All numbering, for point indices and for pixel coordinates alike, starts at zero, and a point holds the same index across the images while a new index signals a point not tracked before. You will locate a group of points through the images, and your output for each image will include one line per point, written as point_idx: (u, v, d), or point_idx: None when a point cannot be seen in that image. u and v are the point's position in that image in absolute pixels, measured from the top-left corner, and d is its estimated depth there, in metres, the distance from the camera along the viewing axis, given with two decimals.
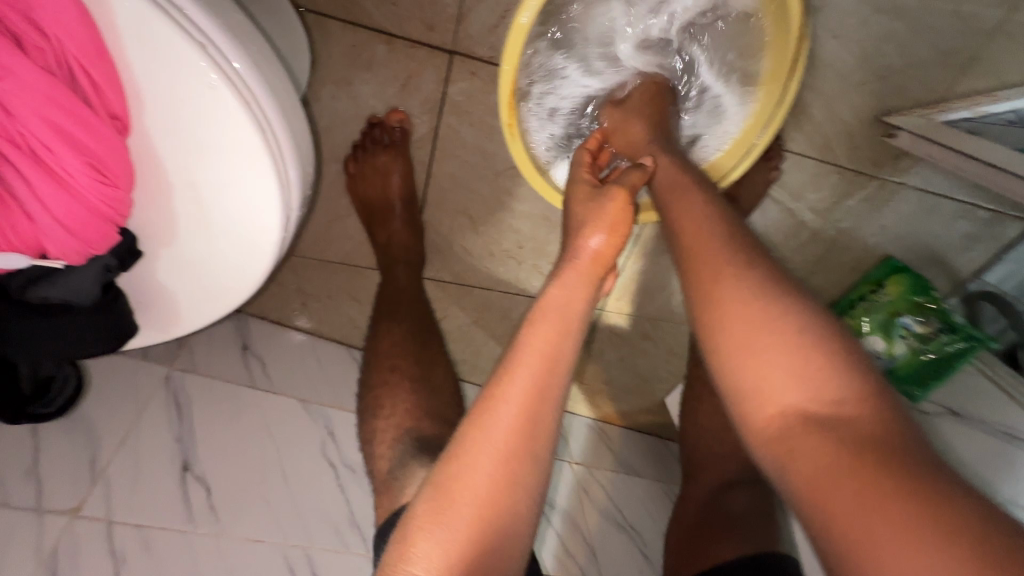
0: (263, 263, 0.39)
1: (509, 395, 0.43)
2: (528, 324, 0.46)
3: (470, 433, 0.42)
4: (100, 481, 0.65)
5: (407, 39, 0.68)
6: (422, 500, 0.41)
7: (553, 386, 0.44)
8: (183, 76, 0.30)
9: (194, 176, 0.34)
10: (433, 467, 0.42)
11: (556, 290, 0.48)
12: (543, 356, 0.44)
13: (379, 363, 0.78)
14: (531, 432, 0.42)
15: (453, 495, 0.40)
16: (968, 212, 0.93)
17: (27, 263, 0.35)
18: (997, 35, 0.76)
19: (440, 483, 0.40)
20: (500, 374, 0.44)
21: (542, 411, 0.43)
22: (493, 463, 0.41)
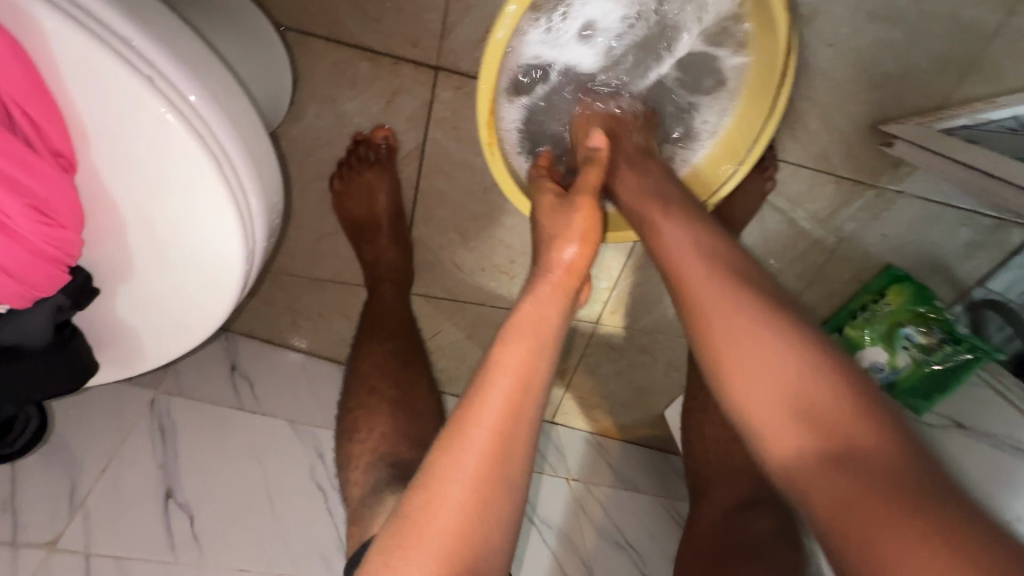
0: (228, 296, 0.37)
1: (484, 419, 0.40)
2: (499, 342, 0.44)
3: (443, 459, 0.40)
4: (79, 511, 0.64)
5: (391, 56, 0.67)
6: (389, 535, 0.38)
7: (531, 408, 0.42)
8: (130, 110, 0.29)
9: (149, 211, 0.33)
10: (402, 497, 0.40)
11: (529, 306, 0.46)
12: (520, 377, 0.42)
13: (359, 379, 0.78)
14: (509, 463, 0.40)
15: (422, 529, 0.37)
16: (971, 219, 0.91)
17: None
18: (997, 40, 0.74)
19: (408, 518, 0.38)
20: (471, 395, 0.42)
21: (519, 435, 0.41)
22: (468, 494, 0.38)
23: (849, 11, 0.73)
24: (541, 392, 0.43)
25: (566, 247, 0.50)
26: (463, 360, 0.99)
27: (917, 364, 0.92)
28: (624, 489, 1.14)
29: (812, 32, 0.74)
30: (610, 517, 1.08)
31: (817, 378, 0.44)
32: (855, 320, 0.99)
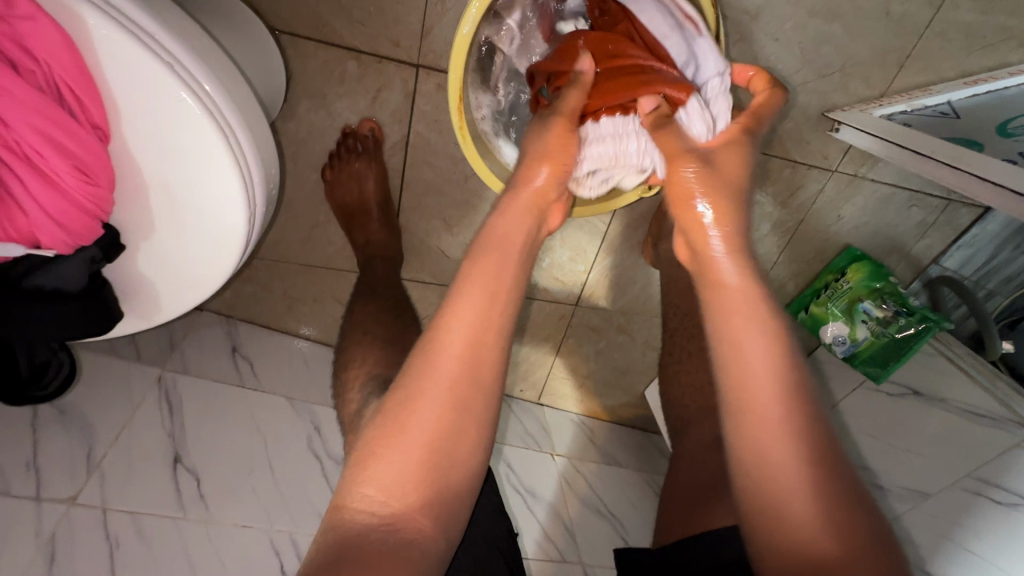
0: (234, 252, 0.43)
1: (454, 328, 0.47)
2: (470, 258, 0.51)
3: (420, 362, 0.46)
4: (95, 472, 0.69)
5: (375, 55, 0.74)
6: (375, 427, 0.45)
7: (497, 321, 0.48)
8: (155, 91, 0.36)
9: (167, 177, 0.39)
10: (385, 399, 0.46)
11: (498, 220, 0.53)
12: (487, 293, 0.48)
13: (352, 327, 0.80)
14: (478, 372, 0.46)
15: (403, 421, 0.44)
16: (920, 200, 0.98)
17: (24, 251, 0.39)
18: (929, 33, 0.82)
19: (392, 412, 0.45)
20: (445, 308, 0.48)
21: (487, 343, 0.47)
22: (442, 392, 0.45)
23: (792, 8, 0.80)
24: (507, 309, 0.49)
25: (539, 170, 0.57)
26: None
27: (876, 336, 0.98)
28: (609, 465, 1.20)
29: (760, 29, 0.81)
30: (595, 490, 1.14)
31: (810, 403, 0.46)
32: (819, 298, 1.05)
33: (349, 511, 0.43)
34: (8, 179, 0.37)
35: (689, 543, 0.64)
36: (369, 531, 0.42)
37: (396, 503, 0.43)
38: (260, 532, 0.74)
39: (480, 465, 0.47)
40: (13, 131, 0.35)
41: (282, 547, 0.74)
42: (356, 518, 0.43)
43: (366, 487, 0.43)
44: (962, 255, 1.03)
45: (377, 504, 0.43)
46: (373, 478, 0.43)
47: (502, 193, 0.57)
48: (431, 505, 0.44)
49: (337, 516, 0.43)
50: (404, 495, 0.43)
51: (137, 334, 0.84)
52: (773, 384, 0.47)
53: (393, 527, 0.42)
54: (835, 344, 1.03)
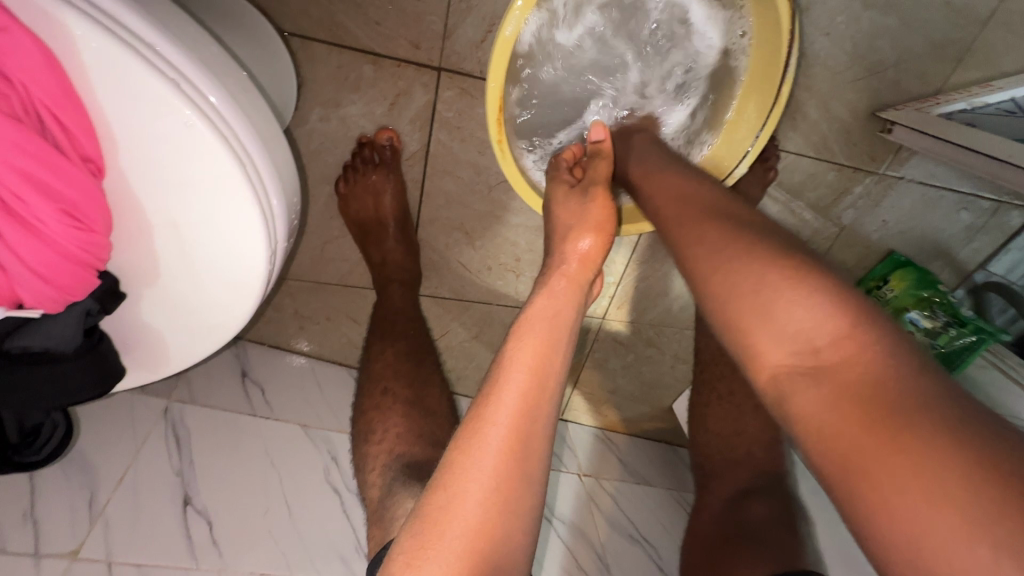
0: (251, 297, 0.38)
1: (500, 417, 0.42)
2: (515, 334, 0.48)
3: (460, 456, 0.41)
4: (99, 521, 0.63)
5: (394, 57, 0.67)
6: (410, 533, 0.40)
7: (545, 406, 0.44)
8: (159, 115, 0.30)
9: (174, 215, 0.34)
10: (420, 499, 0.41)
11: (544, 299, 0.50)
12: (530, 381, 0.44)
13: (371, 381, 0.79)
14: (524, 460, 0.42)
15: (444, 523, 0.39)
16: (970, 203, 0.92)
17: (4, 314, 0.33)
18: (991, 24, 0.75)
19: (429, 513, 0.40)
20: (488, 392, 0.44)
21: (534, 432, 0.43)
22: (487, 489, 0.40)
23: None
24: (554, 390, 0.45)
25: (582, 238, 0.56)
26: (472, 359, 1.00)
27: (924, 349, 0.91)
28: (635, 482, 1.14)
29: (809, 21, 0.75)
30: (623, 511, 1.09)
31: (825, 316, 0.39)
32: None
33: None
34: None
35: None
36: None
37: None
38: None
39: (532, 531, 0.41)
40: None
41: None
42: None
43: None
44: (1012, 259, 0.96)
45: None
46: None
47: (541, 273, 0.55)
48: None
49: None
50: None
51: None
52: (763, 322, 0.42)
53: None
54: None
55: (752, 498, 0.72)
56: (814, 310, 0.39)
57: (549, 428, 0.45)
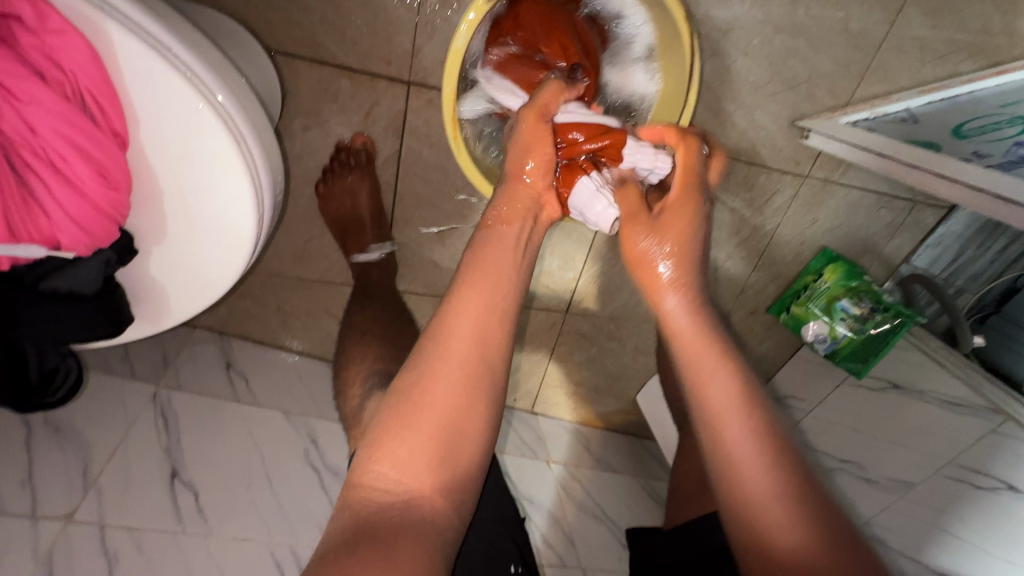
0: (242, 257, 0.45)
1: (464, 311, 0.50)
2: (479, 241, 0.55)
3: (432, 344, 0.49)
4: (92, 488, 0.68)
5: (368, 72, 0.77)
6: (389, 406, 0.48)
7: (504, 306, 0.52)
8: (174, 102, 0.38)
9: (181, 183, 0.41)
10: (398, 379, 0.49)
11: (497, 211, 0.57)
12: (492, 283, 0.52)
13: (352, 329, 0.82)
14: (485, 350, 0.50)
15: (418, 401, 0.47)
16: (888, 202, 1.02)
17: (46, 253, 0.40)
18: (885, 46, 0.88)
19: (404, 394, 0.48)
20: (456, 290, 0.51)
21: (494, 331, 0.51)
22: (454, 372, 0.48)
23: (759, 25, 0.85)
24: (512, 296, 0.53)
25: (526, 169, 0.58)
26: None
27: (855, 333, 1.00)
28: (602, 470, 1.20)
29: (730, 43, 0.87)
30: (590, 495, 1.14)
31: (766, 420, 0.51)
32: (799, 298, 1.09)
33: (365, 488, 0.46)
34: (32, 181, 0.38)
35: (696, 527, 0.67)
36: (384, 510, 0.45)
37: (410, 479, 0.46)
38: (261, 545, 0.73)
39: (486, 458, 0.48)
40: (39, 137, 0.37)
41: (282, 560, 0.73)
42: (372, 497, 0.45)
43: (382, 465, 0.46)
44: (932, 254, 1.07)
45: (393, 481, 0.46)
46: (388, 455, 0.46)
47: (495, 192, 0.59)
48: (443, 483, 0.46)
49: (355, 493, 0.46)
50: (416, 471, 0.46)
51: (131, 350, 0.85)
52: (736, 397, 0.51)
53: (407, 503, 0.45)
54: (817, 342, 1.07)
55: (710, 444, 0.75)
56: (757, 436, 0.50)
57: (506, 355, 0.51)
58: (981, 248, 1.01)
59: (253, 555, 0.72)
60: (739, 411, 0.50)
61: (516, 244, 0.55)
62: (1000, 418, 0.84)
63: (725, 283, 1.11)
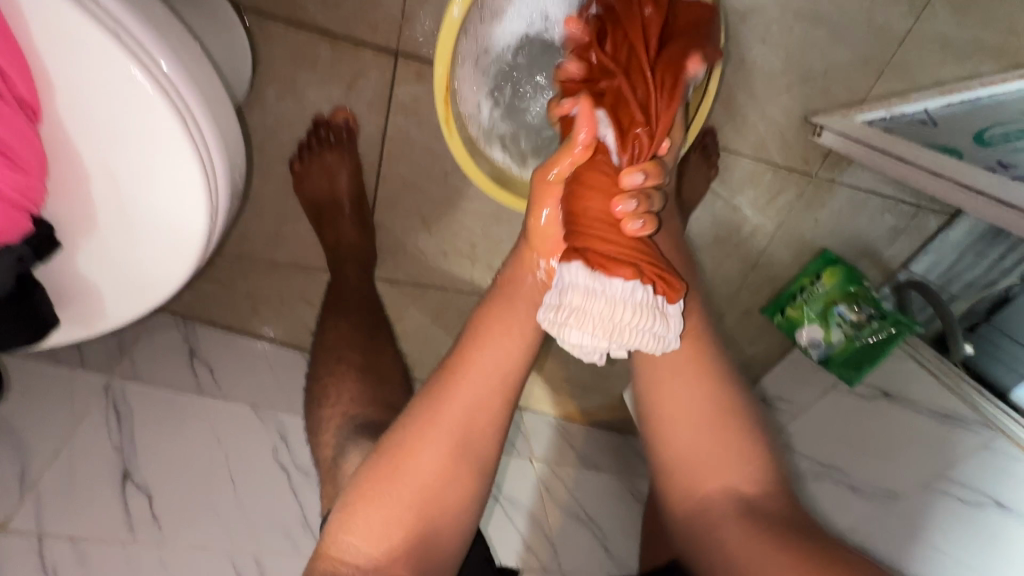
0: (193, 256, 0.38)
1: (470, 374, 0.51)
2: (486, 304, 0.56)
3: (423, 405, 0.50)
4: (30, 493, 0.61)
5: (351, 40, 0.69)
6: (370, 471, 0.47)
7: (505, 369, 0.52)
8: (102, 66, 0.31)
9: (113, 165, 0.34)
10: (383, 441, 0.49)
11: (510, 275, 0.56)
12: (498, 350, 0.52)
13: (324, 351, 0.77)
14: (476, 418, 0.50)
15: (405, 466, 0.47)
16: (892, 206, 0.98)
17: None
18: (907, 42, 0.83)
19: (386, 456, 0.48)
20: (460, 353, 0.52)
21: (490, 398, 0.51)
22: (444, 439, 0.48)
23: (778, 10, 0.80)
24: (515, 363, 0.53)
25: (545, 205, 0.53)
26: (429, 345, 1.00)
27: (849, 339, 0.97)
28: (587, 468, 1.16)
29: (747, 29, 0.81)
30: (573, 496, 1.09)
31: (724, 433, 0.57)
32: (794, 301, 1.03)
33: (333, 559, 0.44)
34: None
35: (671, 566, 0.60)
36: None
37: (380, 554, 0.44)
38: (220, 554, 0.68)
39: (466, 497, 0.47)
40: None
41: (244, 570, 0.68)
42: (338, 567, 0.44)
43: (353, 535, 0.45)
44: (929, 260, 1.02)
45: (363, 553, 0.44)
46: (360, 524, 0.45)
47: (507, 256, 0.58)
48: (416, 555, 0.45)
49: (321, 563, 0.45)
50: (390, 544, 0.45)
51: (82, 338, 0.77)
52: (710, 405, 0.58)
53: None
54: (810, 347, 1.02)
55: None
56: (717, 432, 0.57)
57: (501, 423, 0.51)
58: (978, 257, 0.96)
59: (213, 565, 0.67)
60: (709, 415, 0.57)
61: (526, 305, 0.54)
62: (991, 433, 0.80)
63: (724, 286, 1.05)
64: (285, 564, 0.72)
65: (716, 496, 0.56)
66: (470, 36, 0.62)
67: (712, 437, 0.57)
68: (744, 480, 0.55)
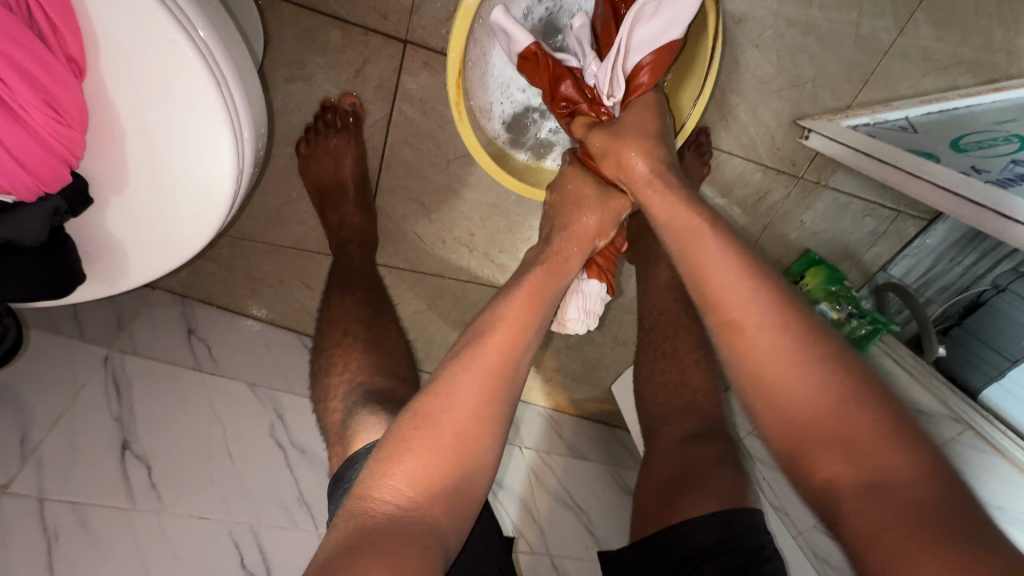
0: (217, 217, 0.41)
1: (493, 345, 0.53)
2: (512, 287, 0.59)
3: (456, 366, 0.52)
4: (31, 459, 0.60)
5: (361, 26, 0.71)
6: (406, 424, 0.49)
7: (530, 341, 0.56)
8: (147, 31, 0.33)
9: (148, 125, 0.37)
10: (417, 398, 0.50)
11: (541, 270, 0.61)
12: (519, 327, 0.55)
13: (330, 325, 0.78)
14: (506, 382, 0.53)
15: (439, 420, 0.49)
16: (874, 210, 1.00)
17: None
18: (891, 53, 0.88)
19: (422, 409, 0.49)
20: (489, 323, 0.55)
21: (517, 366, 0.54)
22: (474, 398, 0.50)
23: (771, 17, 0.83)
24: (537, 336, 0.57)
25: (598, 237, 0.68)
26: (424, 331, 1.02)
27: None
28: (574, 457, 1.19)
29: (742, 34, 0.84)
30: (562, 483, 1.12)
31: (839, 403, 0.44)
32: None
33: (373, 500, 0.45)
34: None
35: (662, 536, 0.63)
36: (394, 523, 0.43)
37: (420, 498, 0.45)
38: (218, 525, 0.69)
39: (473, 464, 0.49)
40: None
41: (242, 541, 0.69)
42: (379, 507, 0.44)
43: (394, 478, 0.46)
44: (907, 263, 1.05)
45: (403, 495, 0.45)
46: (400, 469, 0.46)
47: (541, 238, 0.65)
48: (450, 501, 0.47)
49: (360, 504, 0.45)
50: (429, 487, 0.46)
51: (80, 311, 0.77)
52: (801, 371, 0.46)
53: (417, 517, 0.44)
54: None
55: (682, 456, 0.71)
56: (831, 403, 0.44)
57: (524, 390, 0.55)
58: (952, 264, 0.99)
59: (212, 535, 0.68)
60: (809, 383, 0.45)
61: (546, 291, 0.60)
62: (961, 427, 0.85)
63: None
64: (283, 537, 0.73)
65: (848, 492, 0.42)
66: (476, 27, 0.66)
67: (821, 413, 0.44)
68: (885, 463, 0.41)
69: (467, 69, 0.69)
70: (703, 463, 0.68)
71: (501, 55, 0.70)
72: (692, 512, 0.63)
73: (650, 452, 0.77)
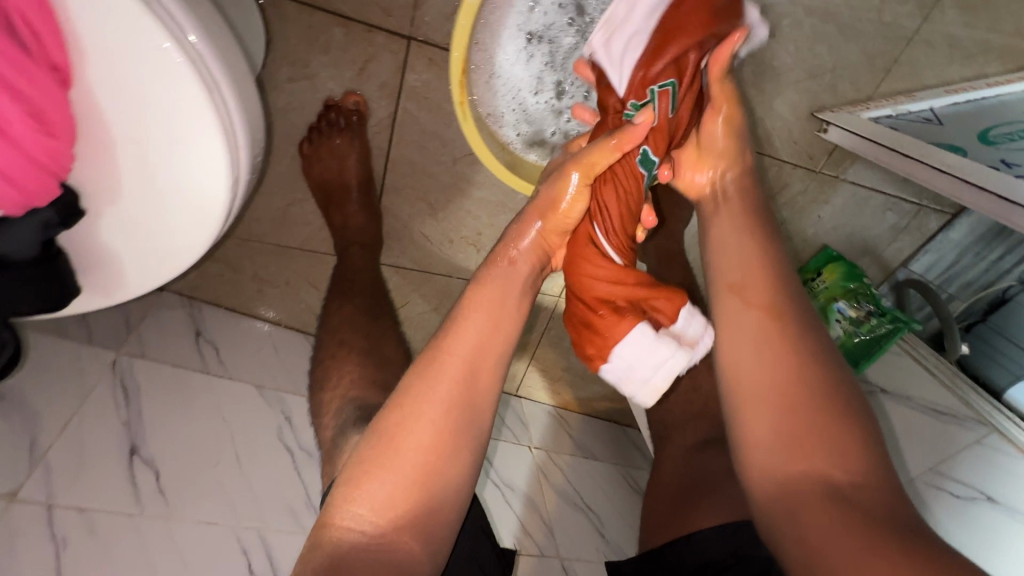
0: (212, 226, 0.40)
1: (452, 356, 0.50)
2: (475, 285, 0.54)
3: (414, 382, 0.49)
4: (40, 465, 0.61)
5: (364, 22, 0.69)
6: (369, 446, 0.48)
7: (496, 346, 0.52)
8: (134, 36, 0.32)
9: (138, 134, 0.36)
10: (378, 416, 0.49)
11: (509, 258, 0.55)
12: (479, 332, 0.51)
13: (328, 333, 0.78)
14: (471, 396, 0.50)
15: (397, 443, 0.47)
16: (894, 205, 0.95)
17: None
18: (916, 41, 0.83)
19: (383, 431, 0.48)
20: (449, 329, 0.52)
21: (482, 370, 0.51)
22: (433, 416, 0.48)
23: (790, 5, 0.80)
24: (504, 338, 0.52)
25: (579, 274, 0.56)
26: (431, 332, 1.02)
27: (847, 335, 0.92)
28: (583, 457, 1.17)
29: None
30: (571, 482, 1.10)
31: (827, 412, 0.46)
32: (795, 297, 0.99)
33: (338, 527, 0.46)
34: None
35: (672, 545, 0.62)
36: (360, 551, 0.45)
37: (386, 524, 0.46)
38: (226, 529, 0.69)
39: (459, 475, 0.49)
40: None
41: (249, 546, 0.69)
42: (344, 535, 0.46)
43: (357, 505, 0.46)
44: (929, 259, 0.99)
45: (367, 522, 0.46)
46: (363, 495, 0.47)
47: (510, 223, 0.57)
48: (421, 524, 0.47)
49: (328, 531, 0.46)
50: (394, 513, 0.46)
51: (89, 314, 0.77)
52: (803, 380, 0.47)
53: (383, 544, 0.45)
54: None
55: (691, 464, 0.70)
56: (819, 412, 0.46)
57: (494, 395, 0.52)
58: (977, 258, 0.95)
59: (219, 541, 0.68)
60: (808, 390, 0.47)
61: (512, 289, 0.54)
62: (986, 429, 0.84)
63: None
64: (288, 541, 0.73)
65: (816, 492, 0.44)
66: (479, 26, 0.64)
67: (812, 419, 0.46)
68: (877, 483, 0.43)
69: (471, 67, 0.67)
70: (717, 468, 0.67)
71: (507, 55, 0.67)
72: (704, 521, 0.61)
73: (662, 456, 0.76)
